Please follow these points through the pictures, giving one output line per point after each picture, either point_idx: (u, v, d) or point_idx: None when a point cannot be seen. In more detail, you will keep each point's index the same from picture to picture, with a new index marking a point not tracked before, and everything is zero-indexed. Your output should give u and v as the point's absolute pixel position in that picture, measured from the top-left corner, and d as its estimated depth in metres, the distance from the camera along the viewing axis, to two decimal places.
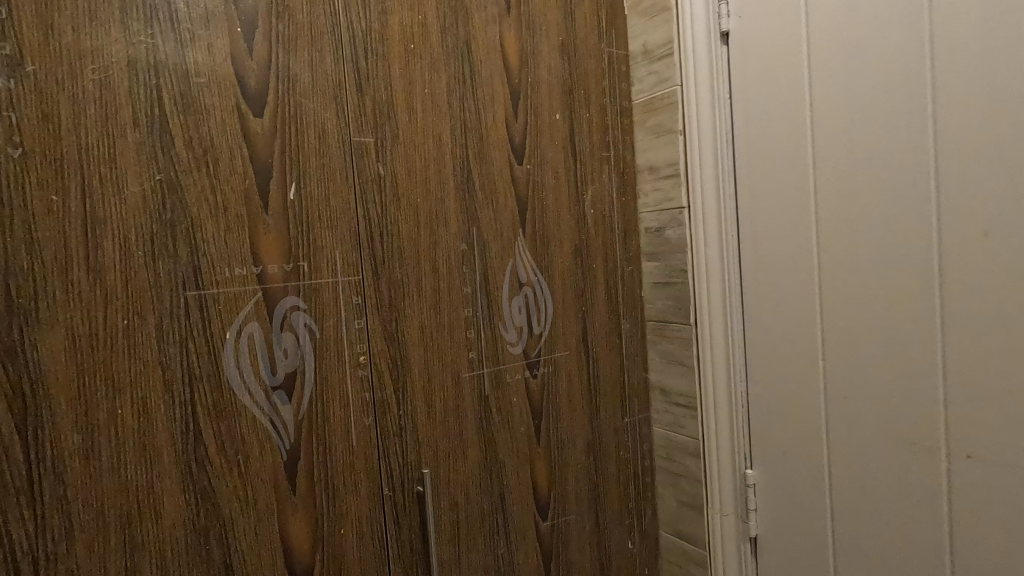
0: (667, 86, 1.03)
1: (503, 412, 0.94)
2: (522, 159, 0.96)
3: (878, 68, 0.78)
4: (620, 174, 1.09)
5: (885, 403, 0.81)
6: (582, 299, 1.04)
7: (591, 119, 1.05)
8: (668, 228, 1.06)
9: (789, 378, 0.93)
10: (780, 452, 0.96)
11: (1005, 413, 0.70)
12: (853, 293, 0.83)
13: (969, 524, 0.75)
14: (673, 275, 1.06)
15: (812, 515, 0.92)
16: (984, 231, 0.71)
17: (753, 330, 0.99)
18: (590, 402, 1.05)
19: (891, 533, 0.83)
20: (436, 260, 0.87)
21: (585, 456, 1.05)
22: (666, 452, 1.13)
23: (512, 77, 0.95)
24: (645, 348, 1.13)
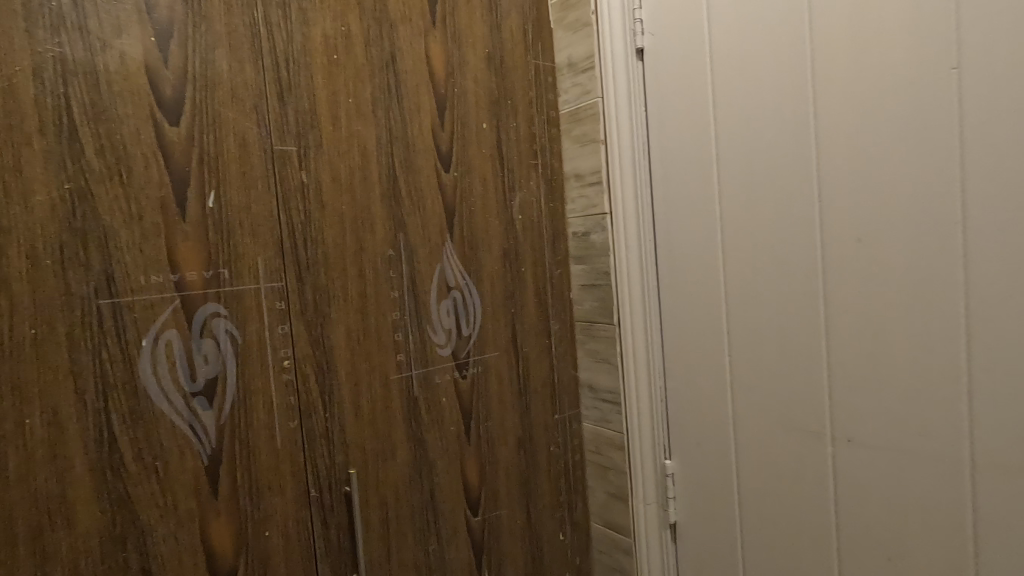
0: (590, 97, 1.09)
1: (433, 412, 0.97)
2: (449, 167, 0.99)
3: (770, 88, 0.85)
4: (548, 180, 1.13)
5: (780, 395, 0.89)
6: (511, 301, 1.08)
7: (519, 128, 1.09)
8: (592, 232, 1.11)
9: (701, 373, 1.00)
10: (695, 443, 1.03)
11: (879, 401, 0.78)
12: (753, 294, 0.90)
13: (852, 502, 0.82)
14: (597, 277, 1.12)
15: (723, 501, 0.99)
16: (858, 236, 0.78)
17: (669, 329, 1.05)
18: (520, 400, 1.09)
19: (788, 514, 0.90)
20: (362, 265, 0.89)
21: (515, 452, 1.09)
22: (595, 446, 1.18)
23: (438, 87, 0.98)
24: (574, 347, 1.18)
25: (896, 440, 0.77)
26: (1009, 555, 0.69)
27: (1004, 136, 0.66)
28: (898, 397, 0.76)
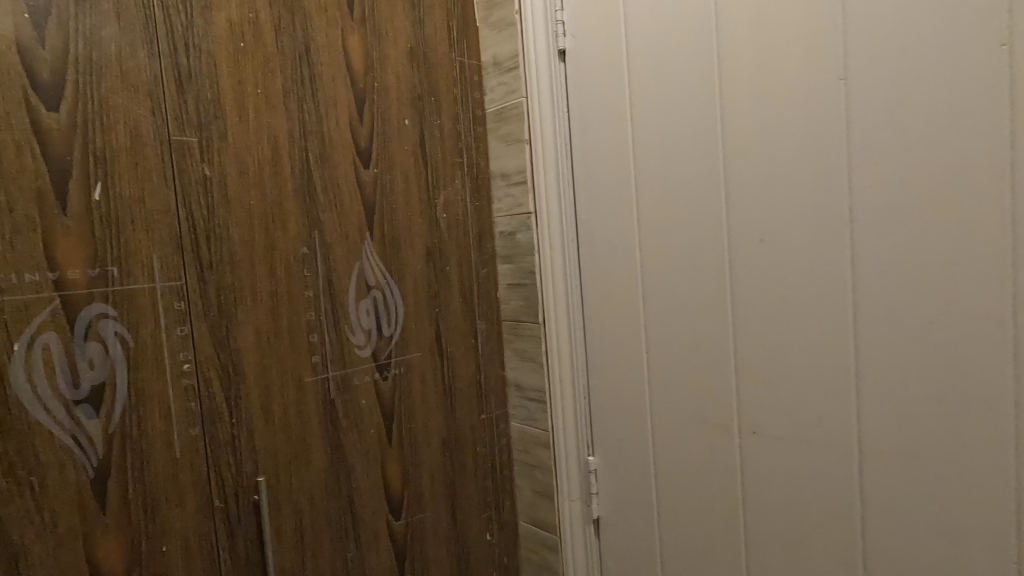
0: (514, 97, 1.09)
1: (351, 415, 0.94)
2: (368, 163, 0.97)
3: (683, 93, 0.87)
4: (474, 179, 1.13)
5: (694, 390, 0.91)
6: (435, 300, 1.07)
7: (443, 125, 1.08)
8: (518, 232, 1.12)
9: (621, 370, 1.02)
10: (616, 439, 1.05)
11: (781, 394, 0.82)
12: (668, 292, 0.93)
13: (757, 492, 0.86)
14: (523, 277, 1.12)
15: (641, 495, 1.02)
16: (760, 237, 0.81)
17: (591, 327, 1.06)
18: (445, 400, 1.08)
19: (701, 505, 0.93)
20: (273, 263, 0.85)
21: (440, 454, 1.07)
22: (522, 446, 1.18)
23: (356, 81, 0.95)
24: (501, 346, 1.18)
25: (795, 431, 0.81)
26: (892, 537, 0.74)
27: (886, 144, 0.70)
28: (796, 389, 0.80)
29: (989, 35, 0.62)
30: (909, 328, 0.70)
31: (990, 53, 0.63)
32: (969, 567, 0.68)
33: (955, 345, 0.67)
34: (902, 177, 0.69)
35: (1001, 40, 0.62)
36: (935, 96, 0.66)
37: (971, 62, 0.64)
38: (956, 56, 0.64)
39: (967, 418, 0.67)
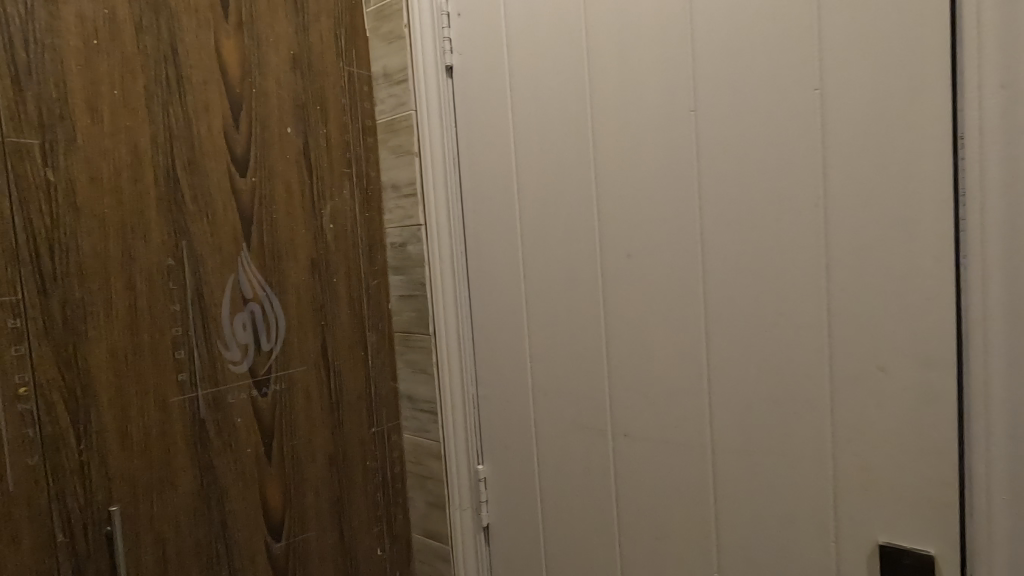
0: (403, 110, 1.09)
1: (225, 434, 0.91)
2: (244, 172, 0.94)
3: (559, 114, 0.92)
4: (364, 190, 1.12)
5: (572, 397, 0.96)
6: (321, 312, 1.04)
7: (329, 134, 1.06)
8: (408, 243, 1.12)
9: (507, 380, 1.05)
10: (503, 447, 1.07)
11: (647, 399, 0.88)
12: (548, 304, 0.97)
13: (629, 491, 0.91)
14: (413, 288, 1.12)
15: (526, 500, 1.05)
16: (627, 252, 0.87)
17: (480, 338, 1.08)
18: (331, 415, 1.06)
19: (580, 506, 0.98)
20: (132, 275, 0.81)
21: (325, 470, 1.05)
22: (415, 457, 1.17)
23: (231, 86, 0.92)
24: (394, 358, 1.17)
25: (657, 432, 0.87)
26: (740, 526, 0.81)
27: (728, 170, 0.77)
28: (660, 394, 0.86)
29: (805, 79, 0.70)
30: (750, 337, 0.77)
31: (806, 95, 0.70)
32: (800, 549, 0.76)
33: (783, 351, 0.75)
34: (739, 201, 0.76)
35: (814, 84, 0.70)
36: (765, 130, 0.74)
37: (792, 103, 0.71)
38: (780, 96, 0.72)
39: (795, 417, 0.75)
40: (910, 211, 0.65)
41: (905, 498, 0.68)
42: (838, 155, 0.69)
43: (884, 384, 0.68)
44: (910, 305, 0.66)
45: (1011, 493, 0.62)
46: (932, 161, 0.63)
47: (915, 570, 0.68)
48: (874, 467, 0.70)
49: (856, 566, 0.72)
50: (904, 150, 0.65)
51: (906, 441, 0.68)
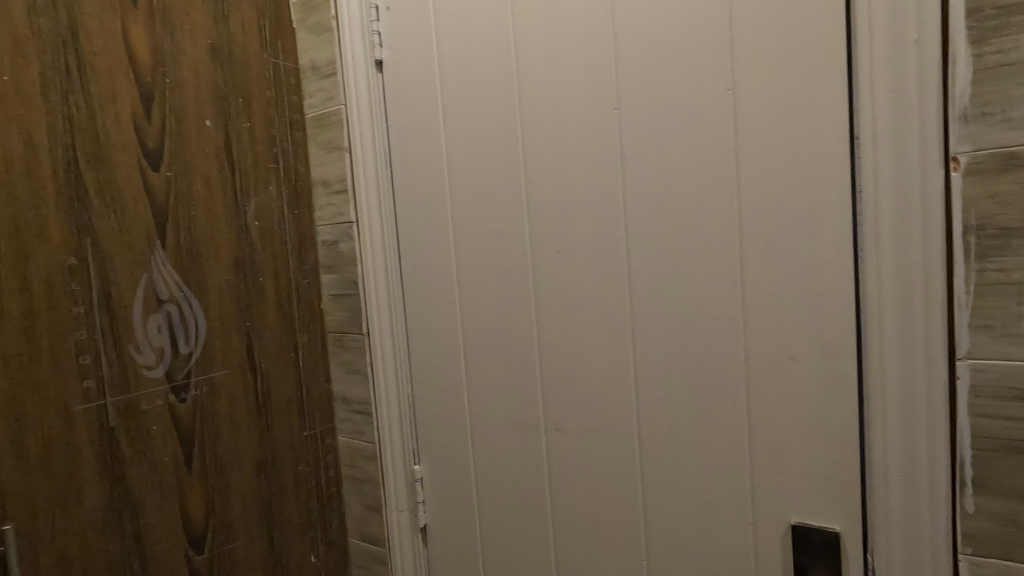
0: (332, 104, 1.07)
1: (138, 444, 0.86)
2: (158, 166, 0.89)
3: (488, 111, 0.92)
4: (292, 187, 1.08)
5: (506, 393, 0.96)
6: (246, 313, 1.00)
7: (253, 128, 1.02)
8: (340, 241, 1.09)
9: (441, 378, 1.04)
10: (439, 446, 1.06)
11: (577, 394, 0.89)
12: (480, 302, 0.97)
13: (562, 485, 0.92)
14: (346, 288, 1.10)
15: (463, 498, 1.04)
16: (556, 249, 0.88)
17: (414, 336, 1.06)
18: (258, 419, 1.02)
19: (515, 503, 0.98)
20: (27, 275, 0.77)
21: (253, 477, 1.01)
22: (350, 460, 1.15)
23: (141, 75, 0.87)
24: (327, 359, 1.14)
25: (588, 425, 0.88)
26: (666, 514, 0.83)
27: (650, 168, 0.79)
28: (589, 388, 0.88)
29: (718, 81, 0.73)
30: (672, 330, 0.80)
31: (719, 96, 0.73)
32: (721, 533, 0.79)
33: (703, 343, 0.78)
34: (661, 198, 0.79)
35: (726, 86, 0.73)
36: (683, 129, 0.76)
37: (707, 103, 0.74)
38: (696, 96, 0.75)
39: (714, 405, 0.78)
40: (814, 207, 0.69)
41: (814, 480, 0.72)
42: (750, 155, 0.72)
43: (794, 372, 0.72)
44: (815, 297, 0.70)
45: (905, 471, 0.66)
46: (832, 161, 0.67)
47: (823, 547, 0.72)
48: (786, 451, 0.74)
49: (771, 546, 0.76)
50: (808, 150, 0.68)
51: (814, 426, 0.71)
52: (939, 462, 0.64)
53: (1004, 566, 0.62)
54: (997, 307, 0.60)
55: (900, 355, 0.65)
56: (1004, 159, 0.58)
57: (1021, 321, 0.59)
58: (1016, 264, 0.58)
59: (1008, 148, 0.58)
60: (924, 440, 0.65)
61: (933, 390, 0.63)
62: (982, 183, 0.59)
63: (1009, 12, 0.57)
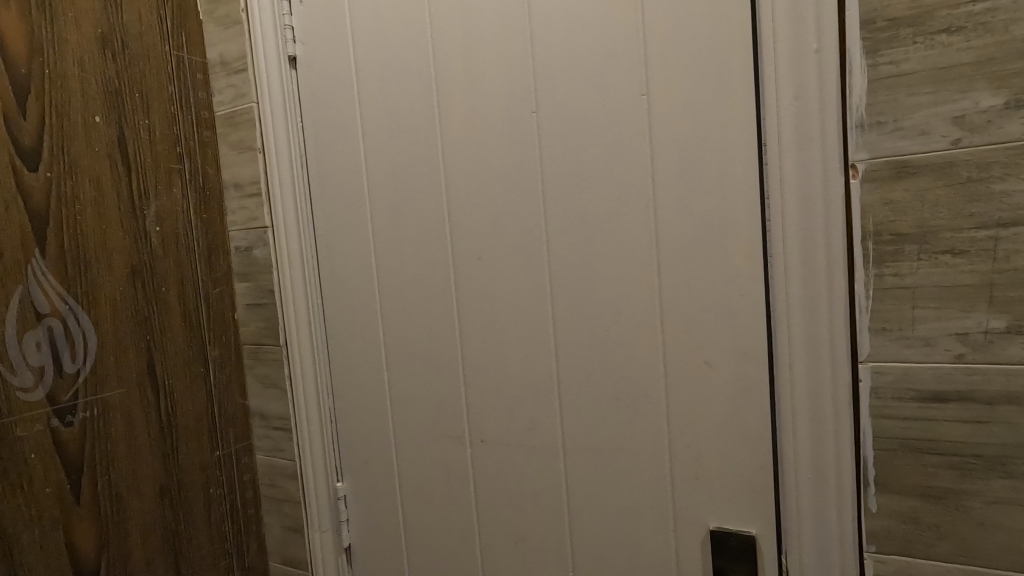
0: (243, 102, 1.00)
1: (13, 473, 0.78)
2: (35, 165, 0.80)
3: (407, 112, 0.88)
4: (200, 189, 1.01)
5: (430, 405, 0.92)
6: (146, 326, 0.92)
7: (153, 126, 0.94)
8: (254, 248, 1.03)
9: (363, 390, 0.99)
10: (363, 462, 1.01)
11: (502, 404, 0.86)
12: (402, 310, 0.93)
13: (487, 498, 0.90)
14: (262, 297, 1.03)
15: (388, 515, 1.00)
16: (478, 255, 0.85)
17: (335, 348, 1.01)
18: (161, 440, 0.94)
19: (441, 517, 0.94)
20: None
21: (155, 503, 0.93)
22: (269, 479, 1.08)
23: (13, 64, 0.79)
24: (242, 373, 1.07)
25: (513, 436, 0.86)
26: (591, 524, 0.82)
27: (569, 173, 0.78)
28: (513, 397, 0.85)
29: (633, 86, 0.73)
30: (594, 337, 0.78)
31: (635, 101, 0.73)
32: (644, 540, 0.79)
33: (623, 350, 0.77)
34: (581, 203, 0.77)
35: (641, 90, 0.72)
36: (601, 133, 0.75)
37: (624, 108, 0.73)
38: (613, 101, 0.74)
39: (635, 413, 0.77)
40: (726, 213, 0.69)
41: (730, 484, 0.73)
42: (665, 160, 0.72)
43: (709, 377, 0.72)
44: (729, 302, 0.70)
45: (814, 473, 0.67)
46: (742, 167, 0.68)
47: (740, 551, 0.72)
48: (704, 457, 0.74)
49: (692, 552, 0.76)
50: (719, 156, 0.69)
51: (730, 430, 0.72)
52: (844, 463, 0.65)
53: (904, 563, 0.64)
54: (893, 312, 0.61)
55: (807, 359, 0.66)
56: (898, 167, 0.59)
57: (916, 325, 0.60)
58: (910, 270, 0.60)
59: (901, 157, 0.59)
60: (831, 441, 0.66)
61: (838, 393, 0.64)
62: (878, 190, 0.60)
63: (900, 24, 0.58)
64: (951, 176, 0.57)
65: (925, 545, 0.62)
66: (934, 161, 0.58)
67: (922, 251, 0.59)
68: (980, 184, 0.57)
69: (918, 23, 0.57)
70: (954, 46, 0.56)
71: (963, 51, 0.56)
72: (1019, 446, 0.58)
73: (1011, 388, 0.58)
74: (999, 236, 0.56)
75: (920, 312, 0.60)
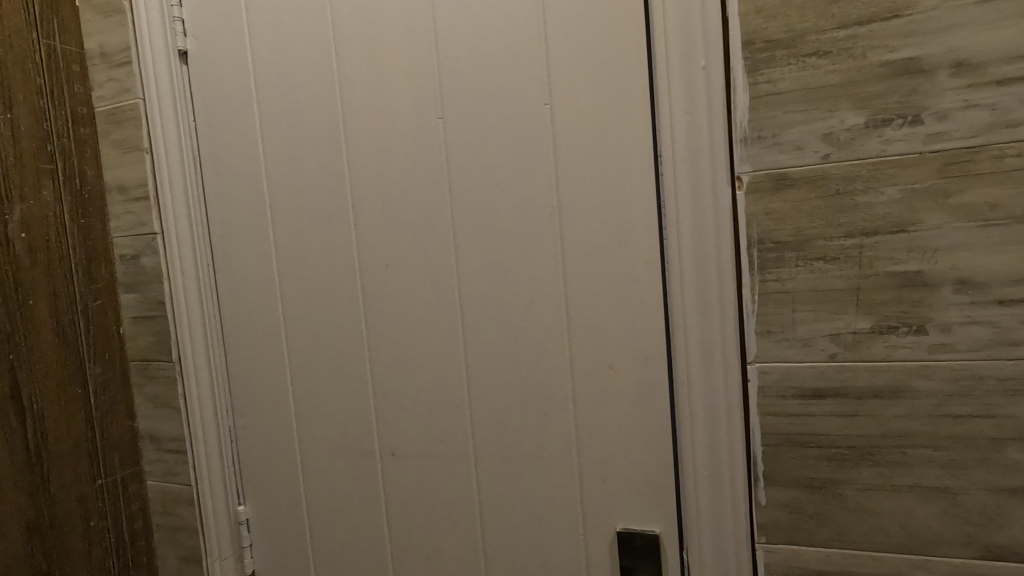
0: (127, 97, 0.92)
1: None
2: None
3: (309, 114, 0.84)
4: (77, 192, 0.92)
5: (337, 418, 0.89)
6: (8, 344, 0.83)
7: (16, 121, 0.85)
8: (142, 256, 0.94)
9: (266, 406, 0.93)
10: (266, 482, 0.95)
11: (413, 415, 0.84)
12: (307, 321, 0.89)
13: (399, 513, 0.87)
14: (151, 308, 0.95)
15: (294, 537, 0.94)
16: (385, 263, 0.83)
17: (234, 362, 0.94)
18: (28, 471, 0.85)
19: (351, 536, 0.90)
20: None
21: (20, 542, 0.84)
22: (162, 507, 0.99)
23: None
24: (130, 392, 0.98)
25: (424, 447, 0.84)
26: (503, 533, 0.81)
27: (476, 180, 0.77)
28: (424, 408, 0.83)
29: (536, 95, 0.73)
30: (503, 345, 0.78)
31: (538, 110, 0.73)
32: (555, 546, 0.79)
33: (532, 357, 0.77)
34: (488, 210, 0.77)
35: (544, 99, 0.73)
36: (506, 140, 0.75)
37: (528, 117, 0.74)
38: (517, 109, 0.74)
39: (544, 419, 0.77)
40: (626, 221, 0.71)
41: (635, 485, 0.75)
42: (568, 169, 0.73)
43: (614, 381, 0.74)
44: (630, 308, 0.72)
45: (710, 470, 0.70)
46: (639, 177, 0.70)
47: (645, 551, 0.74)
48: (611, 459, 0.75)
49: (600, 554, 0.77)
50: (618, 167, 0.71)
51: (633, 432, 0.74)
52: (737, 459, 0.68)
53: (790, 552, 0.68)
54: (775, 315, 0.65)
55: (702, 361, 0.68)
56: (777, 180, 0.63)
57: (796, 327, 0.65)
58: (789, 275, 0.64)
59: (779, 170, 0.63)
60: (724, 439, 0.69)
61: (730, 394, 0.68)
62: (760, 201, 0.64)
63: (776, 46, 0.62)
64: (823, 188, 0.62)
65: (809, 533, 0.67)
66: (807, 174, 0.62)
67: (800, 257, 0.63)
68: (846, 197, 0.61)
69: (791, 46, 0.61)
70: (821, 68, 0.61)
71: (829, 73, 0.61)
72: (883, 436, 0.63)
73: (876, 384, 0.63)
74: (864, 244, 0.61)
75: (799, 315, 0.64)
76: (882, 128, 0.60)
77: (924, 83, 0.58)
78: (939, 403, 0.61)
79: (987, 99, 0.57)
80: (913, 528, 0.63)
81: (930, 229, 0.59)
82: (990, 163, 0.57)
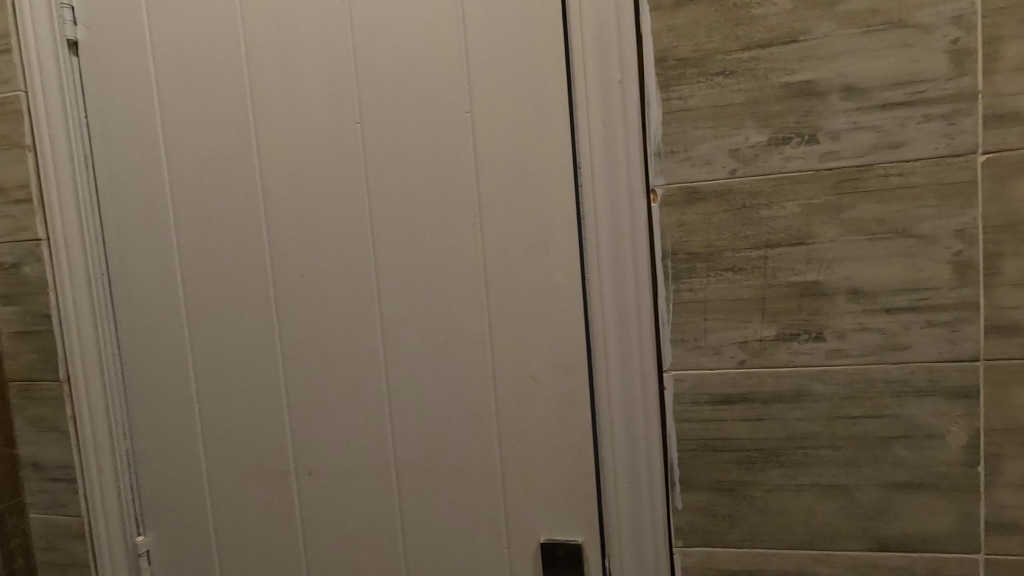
0: (6, 89, 0.83)
1: None
2: None
3: (217, 114, 0.79)
4: None
5: (249, 437, 0.83)
6: None
7: None
8: (24, 264, 0.85)
9: (170, 427, 0.86)
10: (170, 509, 0.88)
11: (330, 431, 0.80)
12: (215, 334, 0.83)
13: (316, 535, 0.83)
14: (34, 322, 0.86)
15: (201, 567, 0.88)
16: (301, 272, 0.79)
17: (133, 380, 0.87)
18: None
19: (264, 562, 0.85)
20: None
21: None
22: (48, 542, 0.90)
23: None
24: (9, 416, 0.88)
25: (343, 465, 0.80)
26: (426, 550, 0.79)
27: (396, 187, 0.75)
28: (342, 424, 0.80)
29: (457, 103, 0.72)
30: (425, 357, 0.76)
31: (458, 118, 0.72)
32: (479, 561, 0.78)
33: (454, 369, 0.75)
34: (408, 218, 0.75)
35: (465, 107, 0.72)
36: (426, 147, 0.74)
37: (448, 124, 0.73)
38: (437, 116, 0.73)
39: (468, 432, 0.76)
40: (547, 231, 0.71)
41: (558, 495, 0.75)
42: (490, 178, 0.72)
43: (536, 392, 0.74)
44: (551, 318, 0.72)
45: (630, 477, 0.71)
46: (560, 188, 0.71)
47: (568, 560, 0.74)
48: (534, 470, 0.75)
49: (525, 566, 0.76)
50: (539, 177, 0.71)
51: (556, 442, 0.74)
52: (655, 465, 0.70)
53: (705, 554, 0.70)
54: (689, 324, 0.67)
55: (621, 370, 0.69)
56: (689, 193, 0.65)
57: (708, 335, 0.67)
58: (701, 285, 0.66)
59: (690, 184, 0.65)
60: (643, 446, 0.70)
61: (648, 402, 0.69)
62: (674, 213, 0.66)
63: (686, 64, 0.64)
64: (730, 202, 0.65)
65: (722, 535, 0.69)
66: (716, 188, 0.65)
67: (711, 268, 0.66)
68: (752, 210, 0.64)
69: (700, 65, 0.64)
70: (728, 87, 0.63)
71: (735, 92, 0.63)
72: (787, 438, 0.66)
73: (780, 389, 0.66)
74: (768, 255, 0.64)
75: (710, 323, 0.66)
76: (783, 146, 0.63)
77: (818, 105, 0.62)
78: (836, 406, 0.65)
79: (872, 123, 0.61)
80: (815, 525, 0.67)
81: (827, 241, 0.63)
82: (876, 181, 0.62)
